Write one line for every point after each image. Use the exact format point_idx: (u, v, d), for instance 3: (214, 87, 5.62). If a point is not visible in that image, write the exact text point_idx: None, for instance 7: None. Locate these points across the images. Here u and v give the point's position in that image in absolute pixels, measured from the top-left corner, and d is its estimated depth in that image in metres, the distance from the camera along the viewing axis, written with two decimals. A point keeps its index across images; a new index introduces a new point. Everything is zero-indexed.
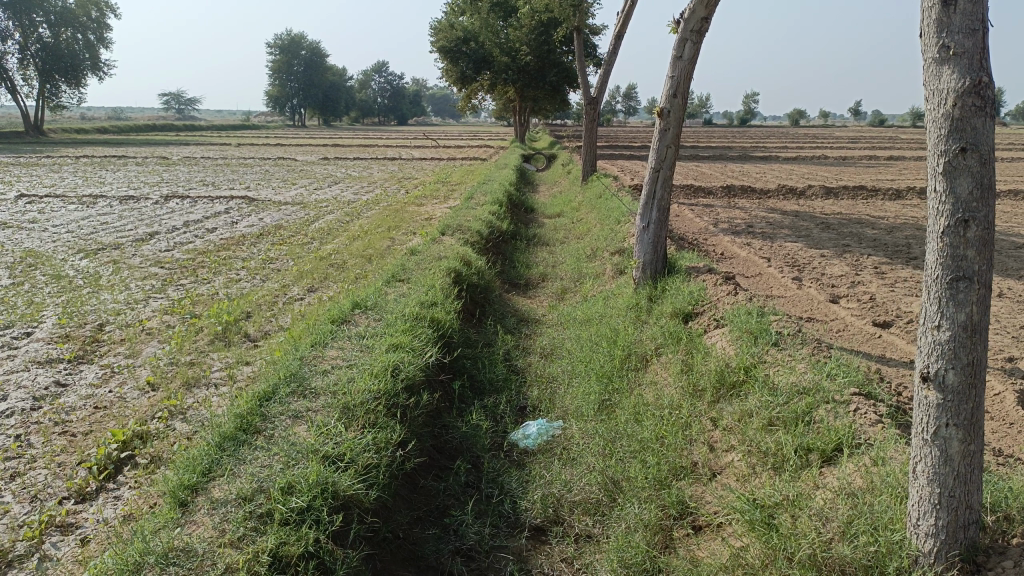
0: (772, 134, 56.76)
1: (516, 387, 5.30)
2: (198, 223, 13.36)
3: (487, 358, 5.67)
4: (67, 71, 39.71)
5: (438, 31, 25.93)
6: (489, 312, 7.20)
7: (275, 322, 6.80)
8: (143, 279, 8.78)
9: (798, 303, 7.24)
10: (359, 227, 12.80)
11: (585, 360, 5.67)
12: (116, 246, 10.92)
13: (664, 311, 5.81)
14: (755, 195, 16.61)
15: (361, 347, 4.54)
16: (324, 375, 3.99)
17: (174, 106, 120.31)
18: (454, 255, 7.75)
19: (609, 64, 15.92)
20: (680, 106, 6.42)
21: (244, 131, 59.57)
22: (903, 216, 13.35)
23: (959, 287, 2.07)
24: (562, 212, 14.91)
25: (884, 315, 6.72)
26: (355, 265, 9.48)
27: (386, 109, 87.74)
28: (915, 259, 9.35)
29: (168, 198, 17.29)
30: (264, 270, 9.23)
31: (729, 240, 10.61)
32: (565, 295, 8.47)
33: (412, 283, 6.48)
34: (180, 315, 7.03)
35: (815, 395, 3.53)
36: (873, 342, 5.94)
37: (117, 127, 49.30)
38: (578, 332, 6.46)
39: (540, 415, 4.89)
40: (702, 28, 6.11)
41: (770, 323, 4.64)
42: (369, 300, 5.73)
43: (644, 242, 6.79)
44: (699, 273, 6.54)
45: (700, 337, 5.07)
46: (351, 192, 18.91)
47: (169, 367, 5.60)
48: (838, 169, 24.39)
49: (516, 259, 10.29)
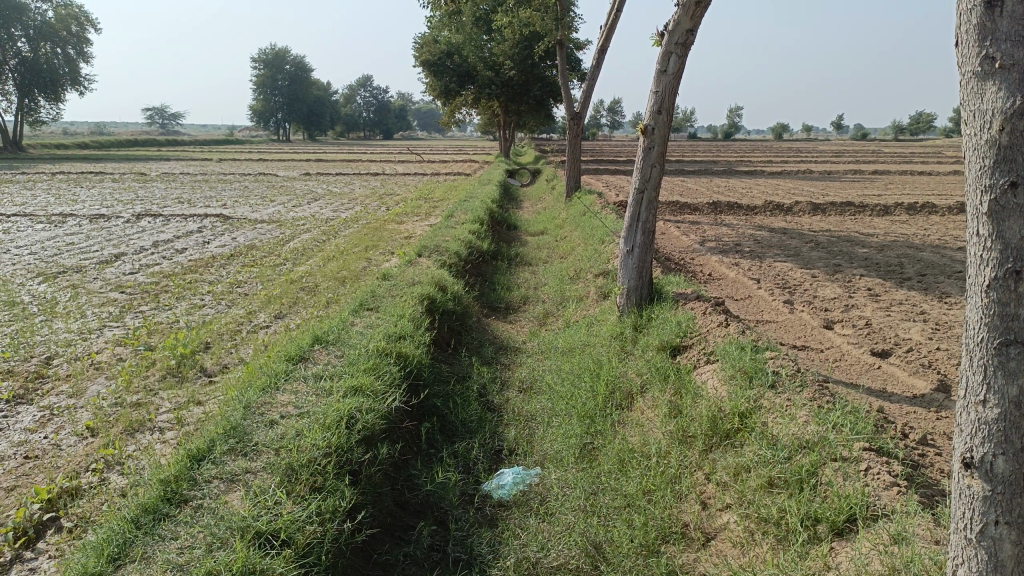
0: (757, 147, 57.01)
1: (492, 428, 4.88)
2: (168, 243, 12.88)
3: (461, 396, 5.24)
4: (47, 85, 39.13)
5: (421, 45, 25.67)
6: (466, 341, 6.79)
7: (235, 354, 6.36)
8: (101, 305, 8.30)
9: (790, 330, 6.89)
10: (335, 247, 12.35)
11: (565, 397, 5.25)
12: (78, 269, 10.42)
13: (651, 343, 5.40)
14: (741, 212, 16.34)
15: (315, 391, 4.10)
16: (269, 427, 3.56)
17: (158, 121, 119.47)
18: (428, 280, 7.33)
19: (592, 79, 15.65)
20: (665, 123, 6.05)
21: (227, 146, 59.00)
22: (893, 233, 13.09)
23: (1010, 353, 1.72)
24: (545, 229, 14.55)
25: (883, 344, 6.36)
26: (327, 289, 9.04)
27: (371, 123, 87.50)
28: (909, 280, 9.03)
29: (141, 216, 16.78)
30: (230, 296, 8.76)
31: (717, 260, 10.27)
32: (547, 320, 8.08)
33: (381, 312, 6.05)
34: (134, 347, 6.56)
35: (820, 450, 3.14)
36: (872, 375, 5.57)
37: (97, 141, 48.57)
38: (559, 363, 6.05)
39: (516, 461, 4.46)
40: (687, 41, 5.76)
41: (766, 359, 4.24)
42: (331, 333, 5.30)
43: (628, 267, 6.39)
44: (687, 300, 6.15)
45: (689, 374, 4.66)
46: (330, 209, 18.45)
47: (113, 410, 5.13)
48: (824, 183, 24.25)
49: (496, 281, 9.90)
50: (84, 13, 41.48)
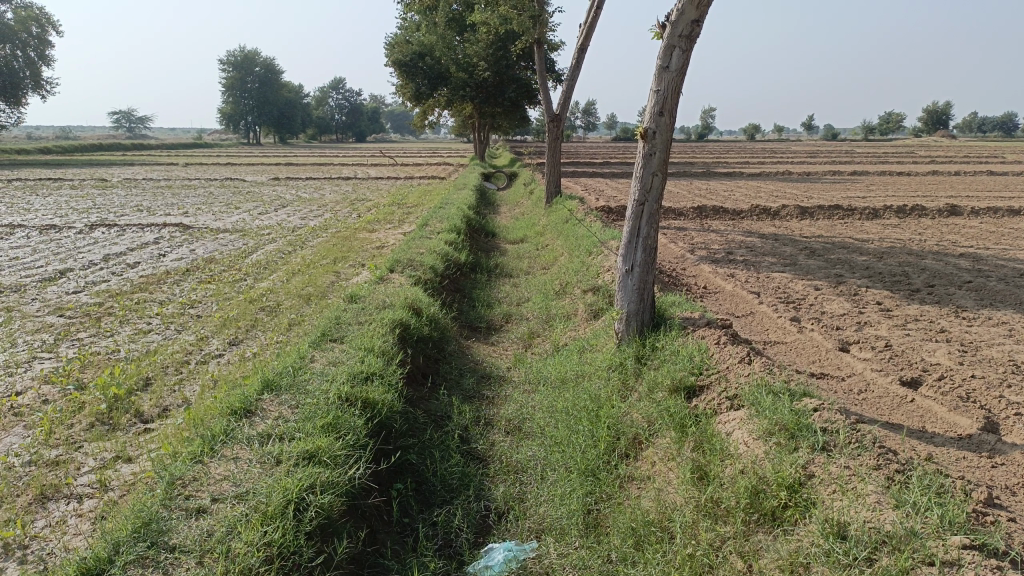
0: (731, 149, 56.80)
1: (478, 484, 4.13)
2: (121, 257, 11.94)
3: (439, 445, 4.47)
4: (7, 89, 37.84)
5: (393, 46, 24.86)
6: (444, 372, 6.02)
7: (178, 393, 5.54)
8: (33, 332, 7.41)
9: (802, 352, 6.22)
10: (301, 259, 11.50)
11: (561, 445, 4.50)
12: (17, 287, 9.51)
13: (659, 381, 4.67)
14: (728, 216, 15.77)
15: (259, 460, 3.32)
16: (195, 520, 2.79)
17: (125, 127, 117.67)
18: (401, 302, 6.54)
19: (572, 78, 14.94)
20: (667, 126, 5.32)
21: (196, 150, 57.56)
22: (888, 239, 12.54)
23: None
24: (525, 236, 13.86)
25: (909, 370, 5.71)
26: (290, 309, 8.23)
27: (344, 126, 86.31)
28: (919, 292, 8.41)
29: (95, 226, 15.79)
30: (181, 319, 7.90)
31: (711, 272, 9.61)
32: (533, 342, 7.35)
33: (346, 344, 5.26)
34: (62, 386, 5.70)
35: (909, 549, 2.45)
36: (906, 411, 4.90)
37: (61, 146, 47.12)
38: (551, 399, 5.30)
39: (507, 530, 3.72)
40: (693, 33, 5.06)
41: (810, 411, 3.50)
42: (284, 376, 4.49)
43: (627, 289, 5.63)
44: (696, 326, 5.43)
45: (710, 424, 3.93)
46: (298, 216, 17.54)
47: (24, 471, 4.30)
48: (806, 185, 23.82)
49: (475, 296, 9.15)
50: (44, 14, 40.06)
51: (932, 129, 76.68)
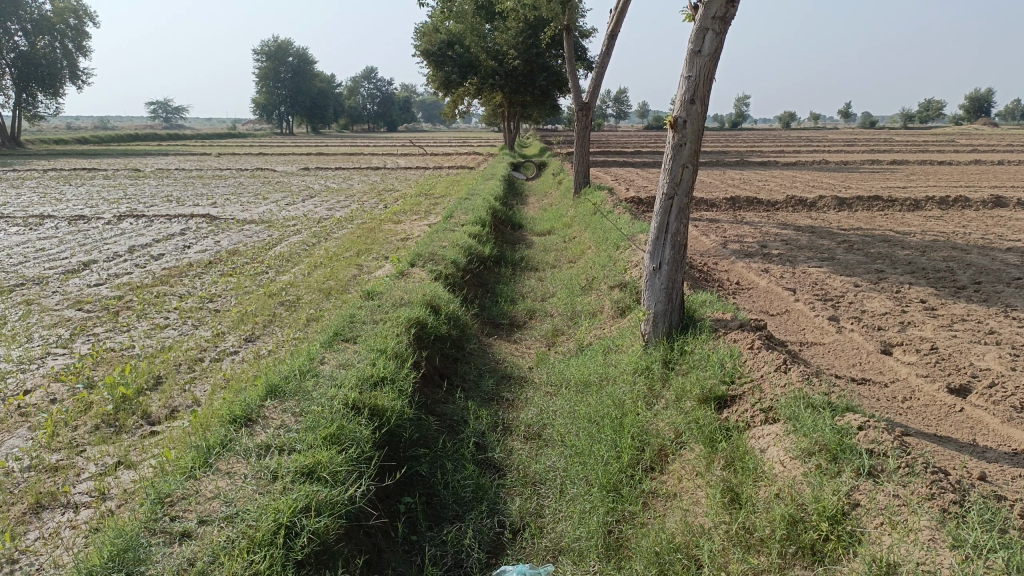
0: (767, 137, 55.75)
1: (492, 498, 3.88)
2: (145, 249, 11.86)
3: (452, 454, 4.22)
4: (46, 80, 38.31)
5: (422, 34, 24.57)
6: (462, 374, 5.77)
7: (187, 393, 5.36)
8: (51, 326, 7.30)
9: (841, 355, 5.88)
10: (324, 252, 11.34)
11: (582, 455, 4.23)
12: (39, 279, 9.43)
13: (688, 389, 4.36)
14: (762, 207, 15.31)
15: (255, 476, 3.11)
16: (179, 548, 2.58)
17: (161, 117, 119.15)
18: (419, 299, 6.30)
19: (602, 66, 14.56)
20: (699, 115, 4.99)
21: (229, 140, 57.93)
22: (931, 232, 12.03)
23: None
24: (553, 228, 13.56)
25: (957, 376, 5.33)
26: (309, 303, 8.04)
27: (375, 115, 86.44)
28: (965, 289, 7.97)
29: (123, 217, 15.78)
30: (198, 313, 7.74)
31: (745, 267, 9.24)
32: (557, 340, 7.08)
33: (359, 345, 5.03)
34: (71, 384, 5.54)
35: None
36: (955, 423, 4.55)
37: (98, 136, 47.66)
38: (573, 403, 5.03)
39: (520, 549, 3.47)
40: (727, 15, 4.73)
41: (853, 429, 3.18)
42: (291, 380, 4.27)
43: (655, 288, 5.33)
44: (728, 328, 5.11)
45: (742, 439, 3.64)
46: (325, 207, 17.40)
47: (23, 477, 4.14)
48: (844, 175, 23.16)
49: (498, 291, 8.89)
50: (81, 6, 40.42)
51: (975, 117, 74.68)
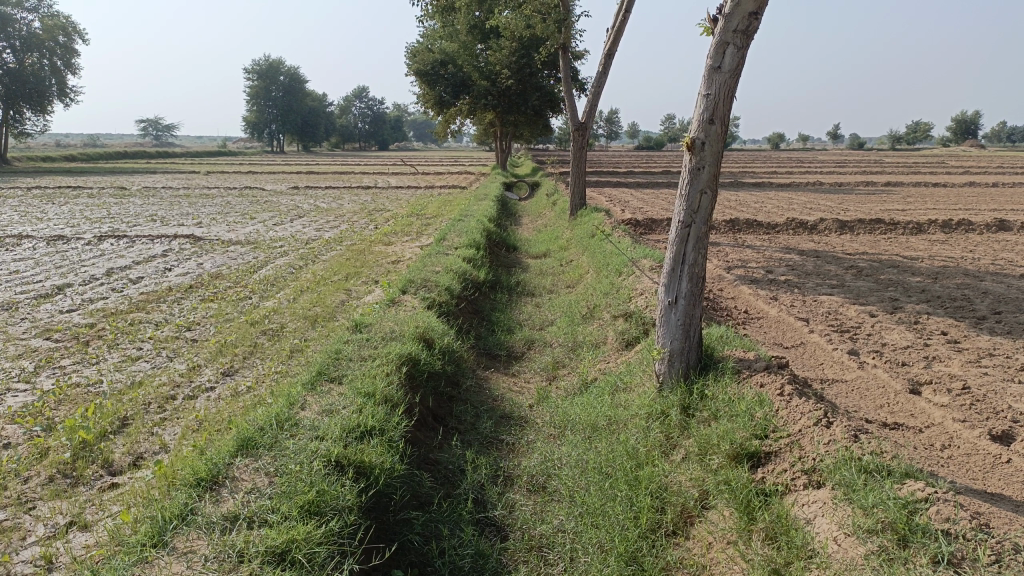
0: (758, 159, 55.69)
1: (494, 568, 3.40)
2: (123, 272, 11.33)
3: (448, 516, 3.74)
4: (33, 97, 37.66)
5: (415, 54, 24.36)
6: (456, 416, 5.29)
7: (155, 437, 4.86)
8: (14, 358, 6.78)
9: (868, 394, 5.44)
10: (312, 275, 10.84)
11: (595, 515, 3.76)
12: (8, 305, 8.90)
13: (712, 442, 3.90)
14: (762, 230, 14.95)
15: (218, 558, 2.62)
16: None
17: (151, 135, 118.69)
18: (411, 332, 5.83)
19: (599, 85, 14.22)
20: (718, 136, 4.57)
21: (218, 158, 57.32)
22: (940, 257, 11.66)
23: None
24: (549, 250, 13.15)
25: (996, 420, 4.89)
26: (294, 333, 7.56)
27: (367, 134, 86.15)
28: (986, 320, 7.56)
29: (104, 238, 15.23)
30: (175, 344, 7.23)
31: (753, 294, 8.82)
32: (558, 374, 6.62)
33: (345, 386, 4.55)
34: (27, 426, 5.01)
35: None
36: (1005, 474, 4.10)
37: (86, 155, 47.05)
38: (580, 450, 4.56)
39: None
40: (750, 28, 4.32)
41: (921, 503, 2.72)
42: (267, 430, 3.79)
43: (670, 325, 4.88)
44: (752, 368, 4.66)
45: (784, 506, 3.18)
46: (313, 228, 16.93)
47: None
48: (841, 197, 22.90)
49: (493, 319, 8.44)
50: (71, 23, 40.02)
51: (963, 140, 75.10)
